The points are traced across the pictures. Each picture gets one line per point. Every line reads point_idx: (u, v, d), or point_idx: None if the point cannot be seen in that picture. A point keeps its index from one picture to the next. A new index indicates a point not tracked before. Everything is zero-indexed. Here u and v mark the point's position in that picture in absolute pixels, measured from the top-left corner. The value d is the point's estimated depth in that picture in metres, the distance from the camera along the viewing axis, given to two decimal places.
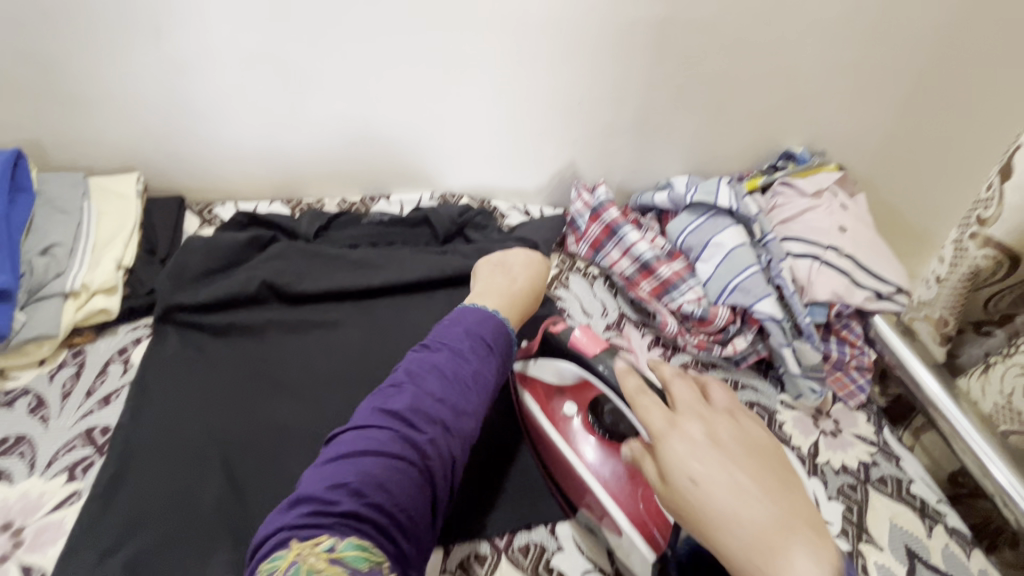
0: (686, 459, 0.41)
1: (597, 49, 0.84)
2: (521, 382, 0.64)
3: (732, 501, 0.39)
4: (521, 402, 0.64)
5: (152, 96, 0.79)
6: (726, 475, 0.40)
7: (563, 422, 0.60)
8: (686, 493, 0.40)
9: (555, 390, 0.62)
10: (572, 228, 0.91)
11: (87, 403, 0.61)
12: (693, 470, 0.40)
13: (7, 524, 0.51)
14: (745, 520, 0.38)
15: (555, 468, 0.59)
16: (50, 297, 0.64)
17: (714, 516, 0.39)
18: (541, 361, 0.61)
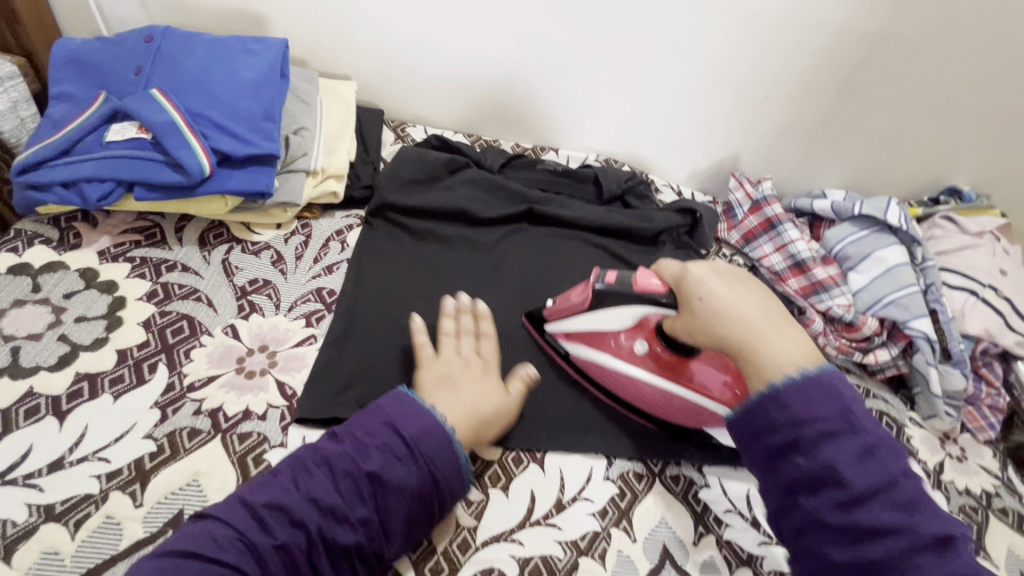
0: (704, 286, 0.52)
1: (805, 49, 0.85)
2: (577, 338, 0.66)
3: (738, 313, 0.50)
4: (574, 355, 0.66)
5: (389, 15, 0.87)
6: (735, 297, 0.51)
7: (631, 357, 0.63)
8: (700, 309, 0.52)
9: (621, 334, 0.64)
10: (727, 217, 0.96)
11: (314, 268, 0.70)
12: (703, 293, 0.52)
13: (264, 345, 0.60)
14: (746, 320, 0.50)
15: (625, 392, 0.64)
16: (296, 172, 0.73)
17: (732, 310, 0.50)
18: (598, 313, 0.62)
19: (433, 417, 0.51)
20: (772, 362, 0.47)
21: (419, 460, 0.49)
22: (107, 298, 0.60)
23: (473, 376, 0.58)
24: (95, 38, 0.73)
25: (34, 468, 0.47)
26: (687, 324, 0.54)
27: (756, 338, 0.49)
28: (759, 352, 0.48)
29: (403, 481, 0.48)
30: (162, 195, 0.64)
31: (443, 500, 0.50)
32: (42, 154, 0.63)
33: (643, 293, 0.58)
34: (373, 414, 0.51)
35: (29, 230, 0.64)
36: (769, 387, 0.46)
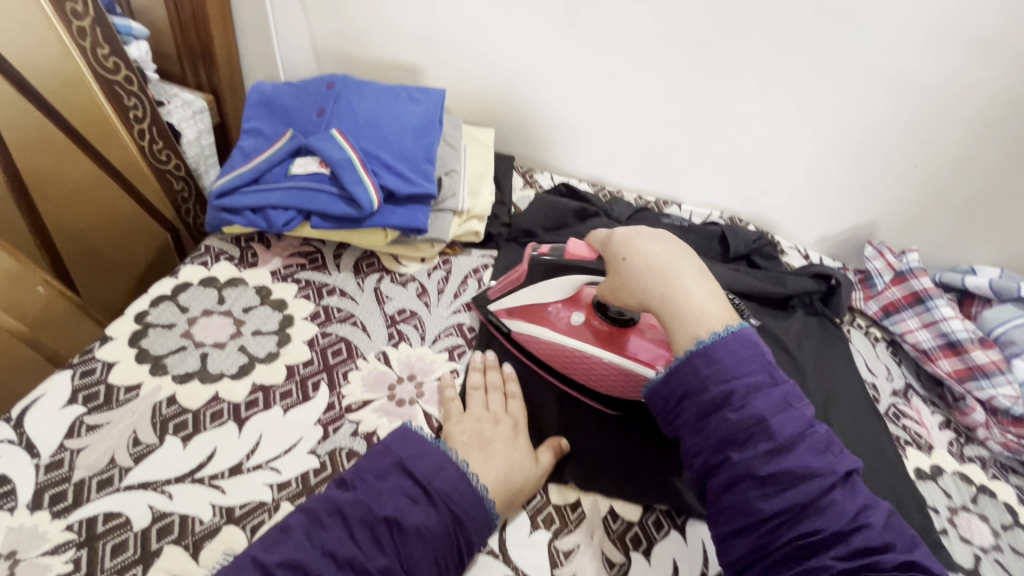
0: (630, 245, 0.55)
1: (968, 118, 0.80)
2: (518, 316, 0.66)
3: (667, 267, 0.52)
4: (516, 334, 0.65)
5: (534, 71, 0.93)
6: (660, 253, 0.54)
7: (568, 327, 0.64)
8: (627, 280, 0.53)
9: (553, 307, 0.65)
10: (863, 285, 0.90)
11: (454, 303, 0.72)
12: (626, 252, 0.54)
13: (412, 374, 0.63)
14: (667, 274, 0.52)
15: (571, 367, 0.63)
16: (445, 212, 0.76)
17: (658, 268, 0.52)
18: (533, 282, 0.63)
19: (444, 453, 0.50)
20: (697, 320, 0.49)
21: (433, 500, 0.47)
22: (278, 316, 0.65)
23: (504, 435, 0.56)
24: (284, 83, 0.82)
25: (218, 469, 0.50)
26: (611, 284, 0.56)
27: (676, 288, 0.51)
28: (674, 307, 0.50)
29: (421, 523, 0.45)
30: (333, 225, 0.70)
31: (467, 541, 0.48)
32: (236, 181, 0.70)
33: (574, 261, 0.60)
34: (379, 456, 0.49)
35: (216, 247, 0.71)
36: (698, 345, 0.48)
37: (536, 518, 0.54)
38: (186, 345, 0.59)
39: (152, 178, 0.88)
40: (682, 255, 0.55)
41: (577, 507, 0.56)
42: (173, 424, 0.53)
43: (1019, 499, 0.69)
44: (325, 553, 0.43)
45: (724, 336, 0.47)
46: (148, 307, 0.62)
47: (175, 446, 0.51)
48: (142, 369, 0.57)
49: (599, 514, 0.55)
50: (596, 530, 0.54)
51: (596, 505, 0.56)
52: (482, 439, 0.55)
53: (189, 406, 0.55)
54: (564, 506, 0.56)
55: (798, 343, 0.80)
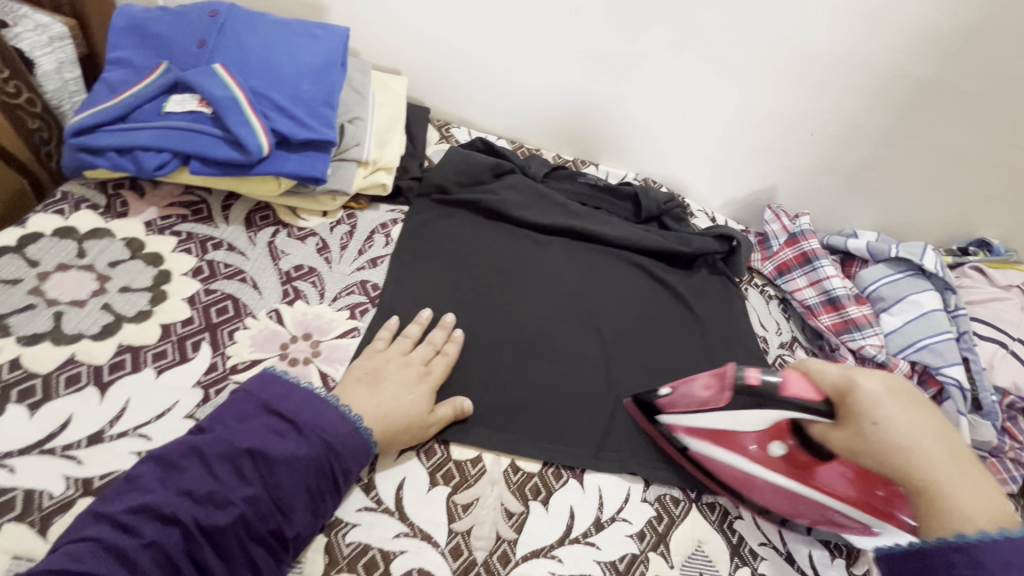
0: (880, 406, 0.46)
1: (856, 91, 0.85)
2: (703, 436, 0.60)
3: (919, 441, 0.44)
4: (697, 451, 0.60)
5: (449, 17, 0.87)
6: (909, 427, 0.45)
7: (739, 447, 0.59)
8: (869, 436, 0.46)
9: (752, 442, 0.59)
10: (761, 247, 0.96)
11: (359, 260, 0.69)
12: (878, 415, 0.46)
13: (308, 333, 0.59)
14: (929, 455, 0.44)
15: (719, 469, 0.60)
16: (349, 161, 0.71)
17: (908, 437, 0.45)
18: (738, 411, 0.56)
19: (310, 390, 0.51)
20: (963, 512, 0.41)
21: (299, 432, 0.48)
22: (152, 271, 0.58)
23: (402, 378, 0.56)
24: (158, 7, 0.72)
25: (74, 438, 0.45)
26: (852, 443, 0.48)
27: (943, 477, 0.43)
28: (944, 503, 0.42)
29: (288, 453, 0.46)
30: (217, 171, 0.63)
31: (344, 466, 0.48)
32: (96, 119, 0.61)
33: (795, 398, 0.52)
34: (243, 402, 0.49)
35: (76, 193, 0.63)
36: (950, 539, 0.40)
37: (436, 474, 0.54)
38: (35, 303, 0.52)
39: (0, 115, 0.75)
40: (930, 424, 0.46)
41: (478, 463, 0.56)
42: (17, 391, 0.47)
43: None
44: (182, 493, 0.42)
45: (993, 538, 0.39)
46: None
47: (20, 415, 0.46)
48: None
49: (500, 468, 0.56)
50: (497, 483, 0.55)
51: (498, 460, 0.57)
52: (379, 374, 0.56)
53: (37, 370, 0.48)
54: (464, 462, 0.55)
55: (700, 298, 0.84)
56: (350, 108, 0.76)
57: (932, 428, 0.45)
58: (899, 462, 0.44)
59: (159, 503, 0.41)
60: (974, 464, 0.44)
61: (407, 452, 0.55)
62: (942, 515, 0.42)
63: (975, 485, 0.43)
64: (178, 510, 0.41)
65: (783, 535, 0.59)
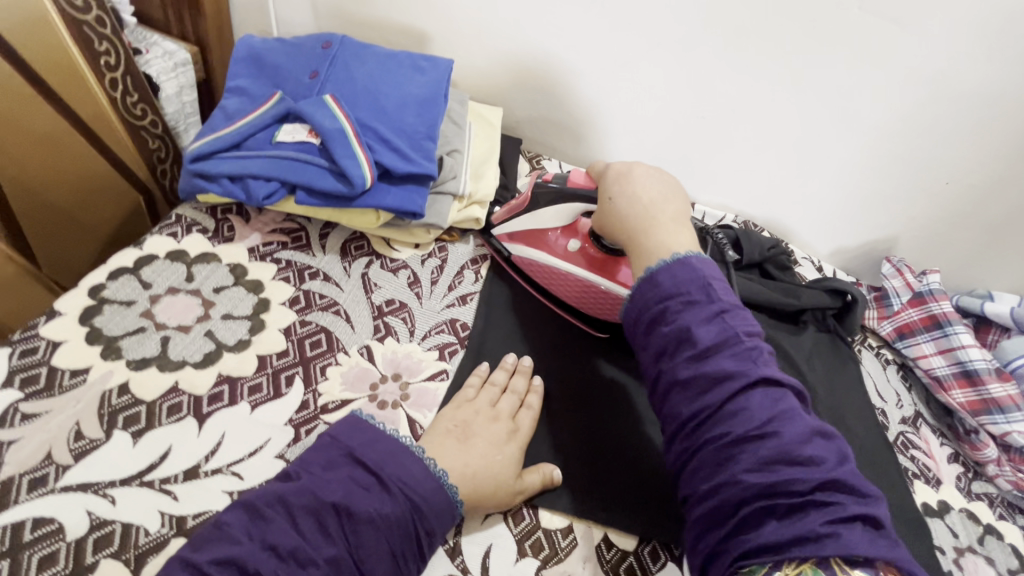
0: (623, 183, 0.61)
1: (1009, 138, 0.75)
2: (520, 241, 0.69)
3: (648, 223, 0.57)
4: (518, 257, 0.69)
5: (551, 49, 0.86)
6: (662, 224, 0.58)
7: (563, 254, 0.66)
8: (617, 206, 0.60)
9: (556, 233, 0.67)
10: (878, 303, 0.86)
11: (448, 296, 0.67)
12: (615, 194, 0.60)
13: (397, 374, 0.57)
14: (643, 208, 0.59)
15: (586, 304, 0.66)
16: (445, 195, 0.70)
17: (641, 212, 0.58)
18: (536, 208, 0.66)
19: (396, 439, 0.48)
20: (658, 245, 0.56)
21: (383, 485, 0.44)
22: (253, 299, 0.58)
23: (492, 435, 0.52)
24: (277, 39, 0.74)
25: (171, 473, 0.45)
26: (602, 220, 0.62)
27: (643, 231, 0.57)
28: (642, 241, 0.57)
29: (372, 509, 0.43)
30: (321, 202, 0.63)
31: (427, 528, 0.44)
32: (214, 145, 0.63)
33: (577, 188, 0.65)
34: (329, 448, 0.46)
35: (188, 217, 0.64)
36: (654, 267, 0.54)
37: (523, 544, 0.50)
38: (145, 326, 0.53)
39: (125, 136, 0.81)
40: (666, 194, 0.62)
41: (569, 534, 0.51)
42: (123, 417, 0.47)
43: None
44: (263, 550, 0.40)
45: (664, 266, 0.53)
46: (106, 281, 0.56)
47: (123, 443, 0.46)
48: (93, 352, 0.51)
49: (592, 543, 0.51)
50: (589, 560, 0.50)
51: (590, 532, 0.51)
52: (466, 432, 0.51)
53: (143, 397, 0.49)
54: (555, 532, 0.51)
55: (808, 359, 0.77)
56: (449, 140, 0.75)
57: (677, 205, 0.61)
58: (638, 237, 0.57)
59: (247, 560, 0.39)
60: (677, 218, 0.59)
61: (493, 515, 0.51)
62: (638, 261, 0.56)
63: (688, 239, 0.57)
64: (260, 566, 0.39)
65: None
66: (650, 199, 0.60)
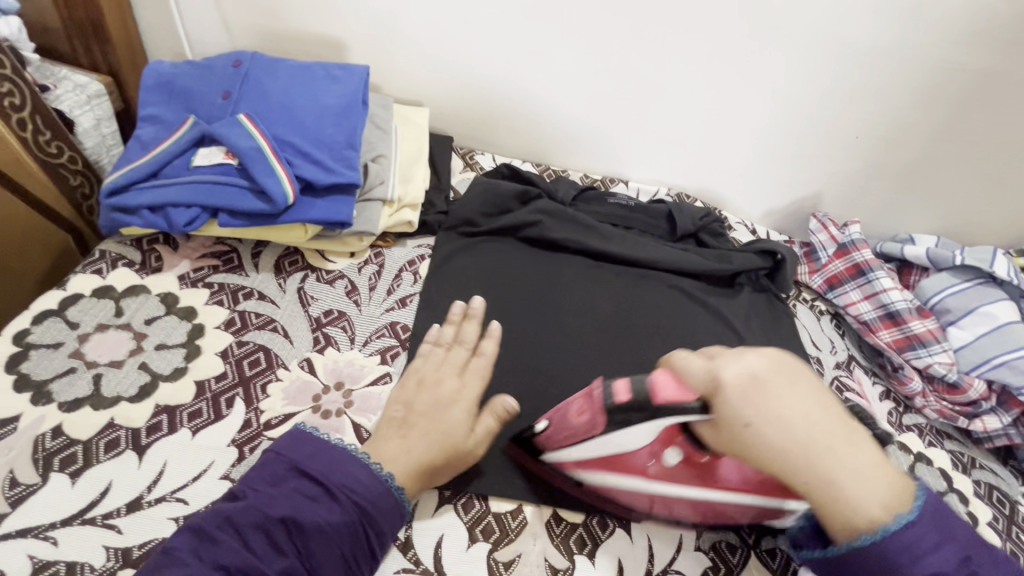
0: (753, 404, 0.44)
1: (906, 88, 0.79)
2: (598, 467, 0.53)
3: (813, 444, 0.43)
4: (591, 483, 0.54)
5: (469, 45, 0.86)
6: (796, 417, 0.44)
7: (662, 472, 0.51)
8: (743, 435, 0.44)
9: (649, 462, 0.51)
10: (807, 258, 0.90)
11: (388, 300, 0.68)
12: (751, 416, 0.44)
13: (340, 383, 0.58)
14: (812, 440, 0.44)
15: (607, 499, 0.54)
16: (374, 201, 0.71)
17: (803, 453, 0.43)
18: (606, 437, 0.50)
19: (339, 447, 0.49)
20: (855, 510, 0.43)
21: (330, 495, 0.46)
22: (186, 326, 0.59)
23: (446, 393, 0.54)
24: (186, 62, 0.74)
25: (113, 506, 0.46)
26: (725, 442, 0.46)
27: (826, 480, 0.43)
28: (834, 497, 0.43)
29: (320, 520, 0.44)
30: (245, 222, 0.63)
31: (377, 530, 0.46)
32: (129, 177, 0.62)
33: (671, 406, 0.47)
34: (273, 464, 0.48)
35: (113, 251, 0.64)
36: (859, 542, 0.42)
37: (474, 530, 0.52)
38: (75, 367, 0.53)
39: (45, 176, 0.79)
40: (809, 400, 0.46)
41: (518, 514, 0.53)
42: (59, 459, 0.47)
43: (954, 464, 0.71)
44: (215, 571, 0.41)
45: (899, 530, 0.42)
46: (30, 326, 0.55)
47: (61, 484, 0.46)
48: (22, 398, 0.50)
49: (542, 519, 0.53)
50: (539, 536, 0.52)
51: (539, 511, 0.54)
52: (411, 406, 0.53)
53: (78, 436, 0.49)
54: (504, 515, 0.53)
55: (744, 319, 0.79)
56: (372, 146, 0.76)
57: (831, 420, 0.45)
58: (812, 466, 0.43)
59: None
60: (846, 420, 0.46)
61: (444, 505, 0.53)
62: (835, 514, 0.43)
63: (885, 471, 0.44)
64: None
65: None
66: (803, 438, 0.43)
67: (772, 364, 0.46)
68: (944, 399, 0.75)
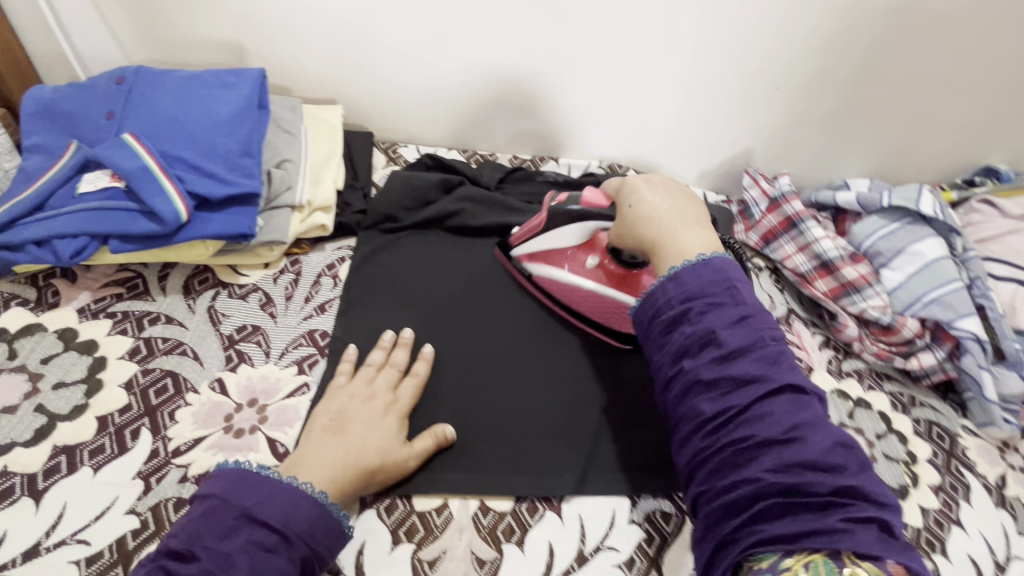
0: (637, 194, 0.61)
1: (815, 32, 0.78)
2: (539, 262, 0.69)
3: (662, 229, 0.58)
4: (540, 279, 0.69)
5: (371, 35, 0.83)
6: (659, 206, 0.59)
7: (583, 272, 0.67)
8: (630, 210, 0.60)
9: (571, 253, 0.68)
10: (743, 217, 0.90)
11: (306, 307, 0.66)
12: (632, 201, 0.60)
13: (253, 400, 0.56)
14: (661, 219, 0.59)
15: (585, 308, 0.67)
16: (282, 208, 0.69)
17: (659, 222, 0.59)
18: (553, 229, 0.66)
19: (293, 487, 0.46)
20: (681, 252, 0.56)
21: (286, 544, 0.43)
22: (87, 360, 0.57)
23: (368, 415, 0.54)
24: (68, 84, 0.70)
25: (7, 558, 0.45)
26: (619, 229, 0.61)
27: (661, 237, 0.58)
28: (667, 242, 0.57)
29: (280, 573, 0.42)
30: (139, 246, 0.61)
31: (325, 572, 0.46)
32: (11, 213, 0.60)
33: (592, 206, 0.64)
34: (220, 513, 0.44)
35: (7, 292, 0.62)
36: (678, 268, 0.54)
37: (398, 532, 0.51)
38: None
39: None
40: (678, 205, 0.62)
41: (443, 510, 0.53)
42: None
43: (894, 405, 0.71)
44: None
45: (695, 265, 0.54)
46: None
47: None
48: None
49: (469, 513, 0.53)
50: (465, 530, 0.52)
51: (465, 503, 0.53)
52: (342, 419, 0.53)
53: None
54: (429, 512, 0.53)
55: None
56: (276, 151, 0.73)
57: (689, 215, 0.60)
58: (650, 223, 0.58)
59: None
60: (697, 208, 0.61)
61: (368, 509, 0.52)
62: (664, 261, 0.57)
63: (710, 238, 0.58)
64: None
65: None
66: (654, 213, 0.59)
67: (655, 179, 0.63)
68: (880, 343, 0.75)
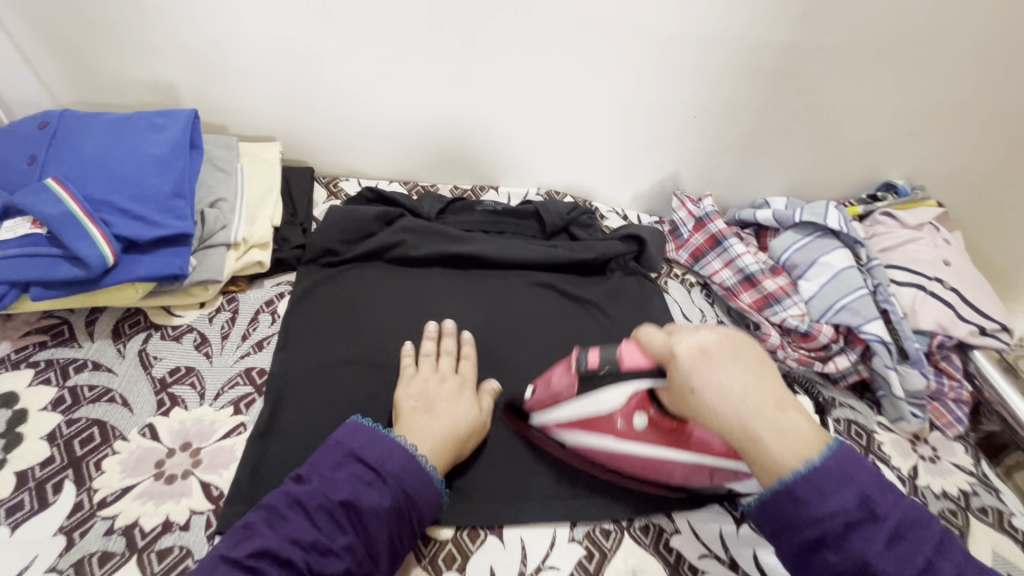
0: (701, 369, 0.47)
1: (724, 67, 0.84)
2: (571, 426, 0.61)
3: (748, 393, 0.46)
4: (574, 441, 0.62)
5: (305, 74, 0.85)
6: (737, 384, 0.46)
7: (633, 433, 0.58)
8: (689, 402, 0.48)
9: (617, 419, 0.58)
10: (673, 236, 0.95)
11: (243, 346, 0.66)
12: (696, 381, 0.47)
13: (186, 443, 0.56)
14: (745, 390, 0.46)
15: (627, 466, 0.60)
16: (216, 246, 0.68)
17: (743, 414, 0.45)
18: (587, 396, 0.58)
19: (393, 437, 0.54)
20: (775, 461, 0.44)
21: (383, 482, 0.51)
22: (6, 414, 0.55)
23: (447, 393, 0.61)
24: None
25: None
26: (677, 401, 0.50)
27: (740, 409, 0.45)
28: (759, 450, 0.45)
29: (376, 504, 0.50)
30: (62, 292, 0.60)
31: (420, 515, 0.52)
32: None
33: (630, 371, 0.55)
34: (332, 451, 0.53)
35: None
36: (778, 484, 0.44)
37: None
38: None
39: None
40: (752, 372, 0.47)
41: None
42: None
43: (815, 407, 0.76)
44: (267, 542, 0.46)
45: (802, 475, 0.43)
46: None
47: None
48: None
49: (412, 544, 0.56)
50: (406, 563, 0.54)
51: None
52: (425, 392, 0.61)
53: None
54: None
55: (615, 304, 0.81)
56: (209, 190, 0.73)
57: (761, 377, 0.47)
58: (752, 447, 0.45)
59: None
60: (783, 406, 0.46)
61: None
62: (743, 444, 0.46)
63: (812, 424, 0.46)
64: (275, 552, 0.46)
65: (724, 540, 0.59)
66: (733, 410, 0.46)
67: (722, 339, 0.49)
68: (802, 350, 0.80)
